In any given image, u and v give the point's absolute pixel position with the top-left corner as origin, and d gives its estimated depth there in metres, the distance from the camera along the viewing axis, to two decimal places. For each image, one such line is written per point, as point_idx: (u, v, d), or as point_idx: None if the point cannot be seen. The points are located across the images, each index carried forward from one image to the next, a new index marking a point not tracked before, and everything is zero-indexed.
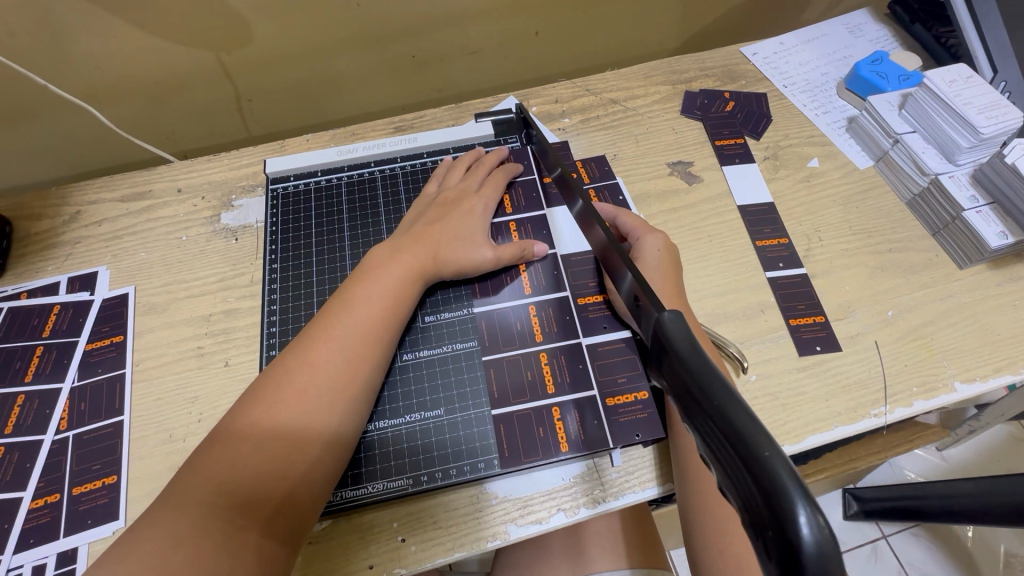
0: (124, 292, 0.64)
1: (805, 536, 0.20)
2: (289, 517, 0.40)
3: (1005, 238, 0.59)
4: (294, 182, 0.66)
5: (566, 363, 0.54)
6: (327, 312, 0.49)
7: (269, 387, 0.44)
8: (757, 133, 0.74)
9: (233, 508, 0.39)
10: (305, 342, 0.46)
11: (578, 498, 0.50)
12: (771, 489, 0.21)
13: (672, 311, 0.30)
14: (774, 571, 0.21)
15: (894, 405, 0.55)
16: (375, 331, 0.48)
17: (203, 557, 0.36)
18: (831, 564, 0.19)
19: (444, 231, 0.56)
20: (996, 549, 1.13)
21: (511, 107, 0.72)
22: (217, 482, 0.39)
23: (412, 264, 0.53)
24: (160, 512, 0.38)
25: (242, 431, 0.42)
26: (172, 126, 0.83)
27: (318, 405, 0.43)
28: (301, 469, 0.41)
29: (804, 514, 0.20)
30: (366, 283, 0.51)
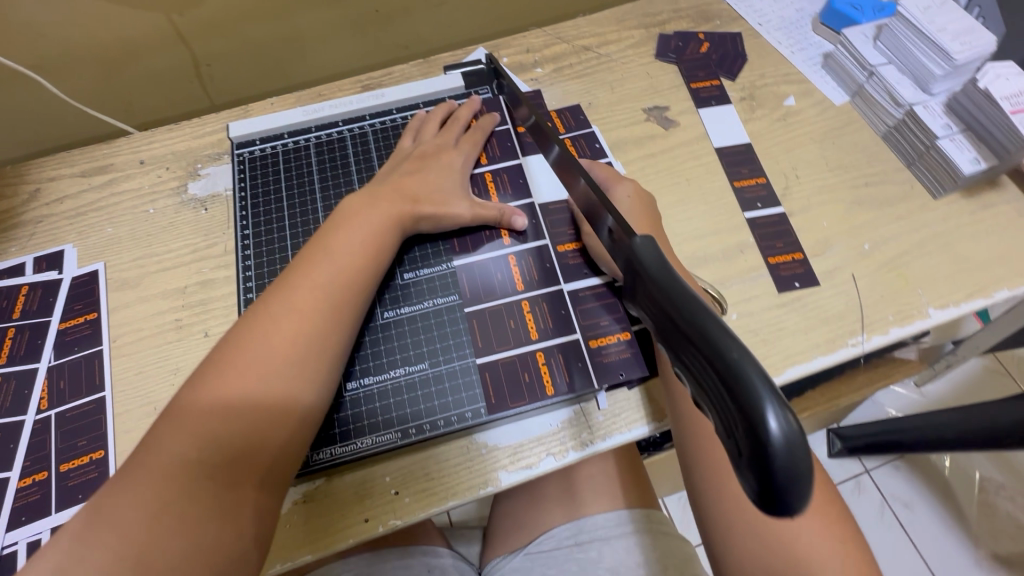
0: (94, 269, 0.62)
1: (775, 433, 0.20)
2: (270, 474, 0.41)
3: (978, 164, 0.60)
4: (260, 145, 0.64)
5: (549, 309, 0.54)
6: (303, 266, 0.47)
7: (247, 343, 0.43)
8: (733, 74, 0.73)
9: (220, 469, 0.39)
10: (281, 296, 0.45)
11: (567, 442, 0.51)
12: (741, 394, 0.21)
13: (643, 235, 0.29)
14: (746, 471, 0.21)
15: (871, 334, 0.57)
16: (353, 286, 0.47)
17: (192, 520, 0.37)
18: (800, 457, 0.20)
19: (420, 185, 0.55)
20: (971, 475, 1.18)
21: (481, 58, 0.70)
22: (201, 443, 0.39)
23: (386, 217, 0.52)
24: (136, 475, 0.37)
25: (217, 389, 0.41)
26: (129, 95, 0.79)
27: (300, 362, 0.43)
28: (284, 426, 0.41)
29: (774, 413, 0.20)
30: (341, 236, 0.49)
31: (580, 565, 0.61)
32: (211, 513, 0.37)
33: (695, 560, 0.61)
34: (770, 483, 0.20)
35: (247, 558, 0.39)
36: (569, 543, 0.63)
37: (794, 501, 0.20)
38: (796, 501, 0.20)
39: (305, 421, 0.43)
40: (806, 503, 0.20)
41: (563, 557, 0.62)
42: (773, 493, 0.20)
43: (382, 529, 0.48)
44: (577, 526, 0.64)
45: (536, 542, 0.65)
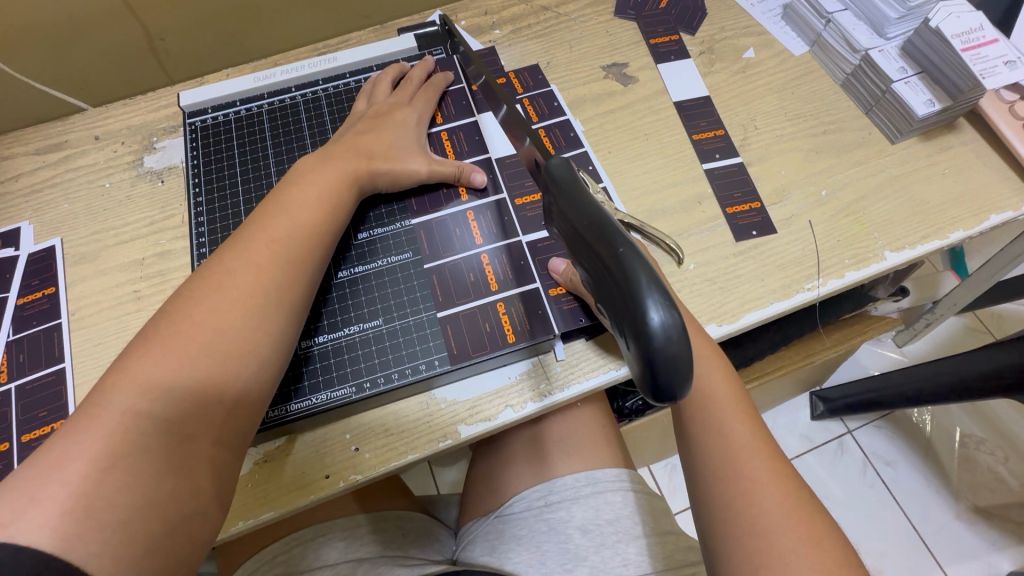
0: (50, 245, 0.62)
1: (657, 326, 0.27)
2: (226, 432, 0.40)
3: (932, 105, 0.60)
4: (213, 114, 0.63)
5: (508, 262, 0.54)
6: (258, 221, 0.46)
7: (202, 297, 0.42)
8: (692, 29, 0.72)
9: (174, 423, 0.37)
10: (237, 251, 0.44)
11: (525, 393, 0.51)
12: (633, 296, 0.27)
13: (562, 163, 0.34)
14: (636, 354, 0.28)
15: (827, 278, 0.57)
16: (310, 240, 0.47)
17: (145, 473, 0.35)
18: (675, 340, 0.27)
19: (376, 142, 0.55)
20: (952, 430, 1.19)
21: (436, 19, 0.69)
22: (154, 396, 0.37)
23: (341, 174, 0.51)
24: (80, 429, 0.36)
25: (166, 343, 0.39)
26: (83, 73, 0.77)
27: (257, 313, 0.42)
28: (240, 380, 0.41)
29: (655, 307, 0.27)
30: (297, 192, 0.49)
31: (548, 525, 0.61)
32: (166, 467, 0.36)
33: (664, 514, 0.63)
34: (653, 363, 0.27)
35: (203, 514, 0.38)
36: (538, 504, 0.63)
37: (674, 375, 0.27)
38: (676, 375, 0.27)
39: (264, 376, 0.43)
40: (683, 375, 0.27)
41: (532, 518, 0.62)
42: (655, 370, 0.27)
43: (342, 485, 0.48)
44: (546, 487, 0.64)
45: (507, 505, 0.66)
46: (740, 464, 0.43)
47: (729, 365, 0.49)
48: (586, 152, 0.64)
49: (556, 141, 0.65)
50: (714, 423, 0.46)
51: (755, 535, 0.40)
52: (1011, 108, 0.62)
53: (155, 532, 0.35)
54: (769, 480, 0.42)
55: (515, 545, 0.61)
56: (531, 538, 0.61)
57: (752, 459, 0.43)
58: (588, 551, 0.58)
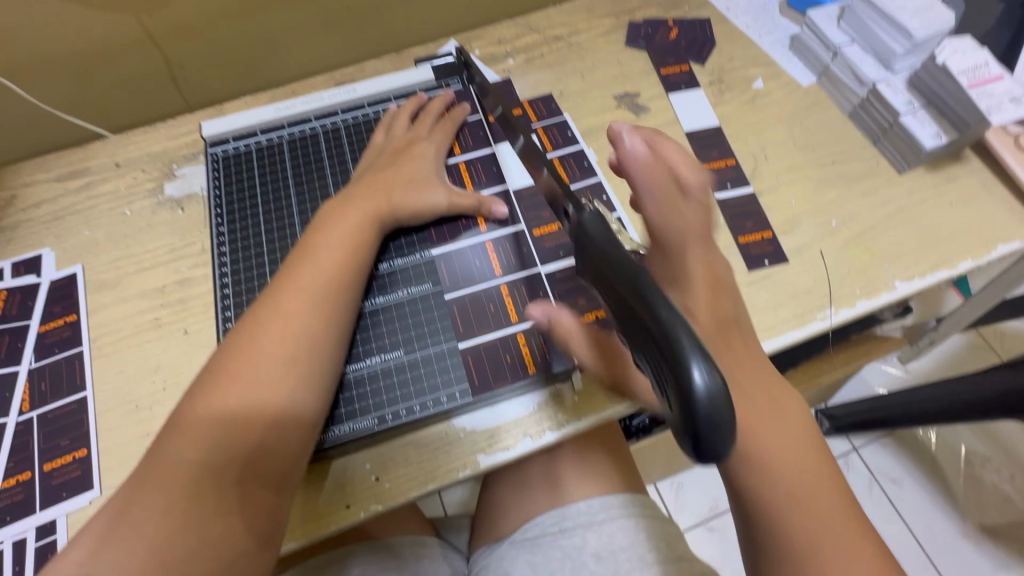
0: (72, 272, 0.62)
1: (701, 386, 0.27)
2: (265, 472, 0.41)
3: (939, 138, 0.61)
4: (234, 143, 0.64)
5: (527, 293, 0.55)
6: (289, 268, 0.48)
7: (241, 342, 0.44)
8: (701, 59, 0.74)
9: (220, 467, 0.39)
10: (271, 297, 0.46)
11: (544, 423, 0.52)
12: (674, 354, 0.28)
13: (596, 215, 0.36)
14: (679, 411, 0.28)
15: (839, 307, 0.58)
16: (341, 279, 0.49)
17: (197, 515, 0.38)
18: (718, 399, 0.27)
19: (397, 176, 0.56)
20: (957, 450, 1.19)
21: (451, 50, 0.70)
22: (205, 442, 0.39)
23: (364, 214, 0.52)
24: (140, 479, 0.38)
25: (209, 393, 0.41)
26: (103, 99, 0.78)
27: (291, 354, 0.44)
28: (276, 422, 0.42)
29: (699, 367, 0.27)
30: (325, 234, 0.50)
31: (563, 551, 0.61)
32: (214, 510, 0.38)
33: (678, 540, 0.63)
34: (699, 421, 0.27)
35: (248, 552, 0.39)
36: (552, 531, 0.64)
37: (717, 432, 0.27)
38: (719, 432, 0.27)
39: (302, 414, 0.43)
40: (726, 433, 0.27)
41: (547, 544, 0.63)
42: (699, 428, 0.27)
43: (364, 515, 0.49)
44: (560, 513, 0.65)
45: (521, 530, 0.66)
46: (809, 515, 0.37)
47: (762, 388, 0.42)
48: (600, 181, 0.65)
49: (570, 171, 0.66)
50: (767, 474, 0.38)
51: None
52: (1016, 140, 0.63)
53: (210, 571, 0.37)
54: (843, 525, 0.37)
55: (530, 572, 0.61)
56: (545, 565, 0.61)
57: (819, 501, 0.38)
58: None
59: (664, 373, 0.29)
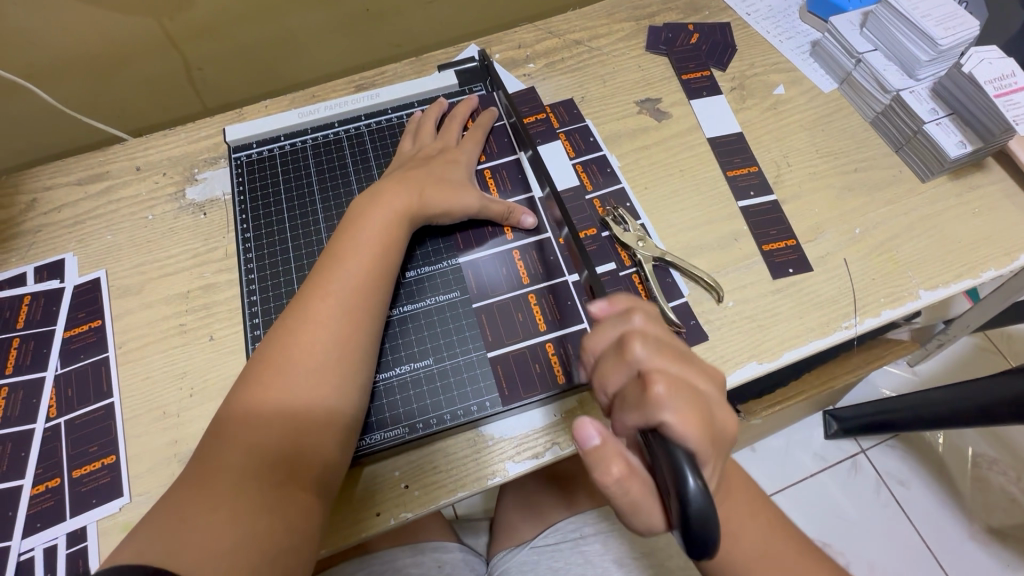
0: (95, 277, 0.62)
1: (693, 491, 0.32)
2: (308, 472, 0.42)
3: (964, 147, 0.61)
4: (257, 148, 0.64)
5: (555, 301, 0.55)
6: (319, 272, 0.49)
7: (277, 349, 0.45)
8: (723, 64, 0.74)
9: (265, 468, 0.40)
10: (300, 303, 0.47)
11: (572, 432, 0.52)
12: (670, 463, 0.33)
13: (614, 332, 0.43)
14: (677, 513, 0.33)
15: (864, 316, 0.58)
16: (369, 282, 0.49)
17: (242, 511, 0.38)
18: (706, 504, 0.32)
19: (428, 178, 0.56)
20: (964, 451, 1.20)
21: (473, 55, 0.70)
22: (247, 445, 0.41)
23: (391, 216, 0.52)
24: (191, 481, 0.40)
25: (251, 401, 0.43)
26: (122, 101, 0.78)
27: (324, 360, 0.45)
28: (316, 425, 0.43)
29: (691, 475, 0.33)
30: (352, 236, 0.50)
31: (585, 557, 0.61)
32: (261, 507, 0.39)
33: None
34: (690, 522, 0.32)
35: (294, 547, 0.39)
36: (573, 537, 0.64)
37: (705, 537, 0.32)
38: (709, 532, 0.33)
39: (337, 415, 0.44)
40: (713, 532, 0.32)
41: (568, 550, 0.63)
42: (691, 528, 0.32)
43: (394, 522, 0.49)
44: (580, 519, 0.65)
45: (541, 535, 0.65)
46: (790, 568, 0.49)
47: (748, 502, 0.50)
48: (623, 188, 0.65)
49: (593, 177, 0.66)
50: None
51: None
52: None
53: (257, 562, 0.37)
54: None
55: None
56: (567, 571, 0.61)
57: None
58: None
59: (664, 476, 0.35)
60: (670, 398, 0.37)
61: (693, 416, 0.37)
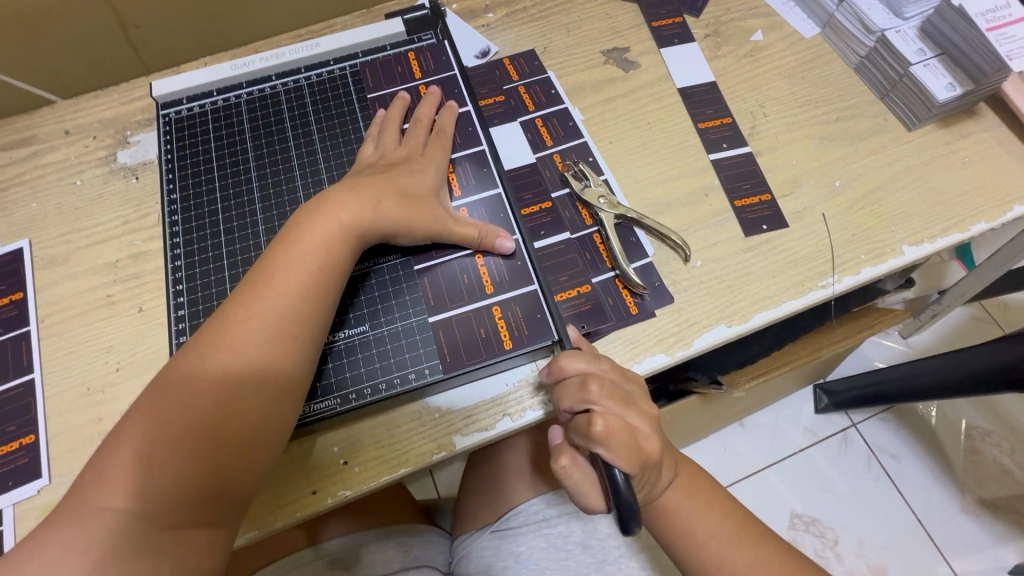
0: (18, 247, 0.58)
1: (620, 482, 0.38)
2: (215, 507, 0.40)
3: (953, 89, 0.56)
4: (188, 104, 0.60)
5: (504, 261, 0.51)
6: (249, 283, 0.44)
7: (189, 371, 0.41)
8: (696, 10, 0.68)
9: (162, 509, 0.38)
10: (221, 321, 0.43)
11: (523, 401, 0.48)
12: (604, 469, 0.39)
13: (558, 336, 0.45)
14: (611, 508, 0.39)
15: (842, 275, 0.54)
16: (302, 305, 0.44)
17: (122, 555, 0.36)
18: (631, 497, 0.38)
19: (385, 186, 0.49)
20: (958, 422, 1.17)
21: (425, 3, 0.65)
22: (140, 478, 0.38)
23: (339, 224, 0.46)
24: (67, 516, 0.37)
25: (153, 427, 0.39)
26: (51, 62, 0.71)
27: (244, 392, 0.41)
28: (233, 463, 0.40)
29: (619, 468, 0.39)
30: (288, 244, 0.45)
31: (547, 540, 0.58)
32: (149, 550, 0.36)
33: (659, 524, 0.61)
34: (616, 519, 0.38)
35: None
36: (535, 520, 0.60)
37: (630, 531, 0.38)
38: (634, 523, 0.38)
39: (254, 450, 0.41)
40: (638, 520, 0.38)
41: (529, 534, 0.59)
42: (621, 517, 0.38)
43: (331, 500, 0.46)
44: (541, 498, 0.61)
45: (502, 519, 0.62)
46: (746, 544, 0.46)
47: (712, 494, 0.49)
48: (586, 142, 0.60)
49: (553, 132, 0.61)
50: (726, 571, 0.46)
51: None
52: None
53: None
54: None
55: (513, 563, 0.58)
56: (529, 557, 0.58)
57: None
58: (589, 567, 0.57)
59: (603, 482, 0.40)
60: (607, 435, 0.39)
61: (625, 448, 0.39)
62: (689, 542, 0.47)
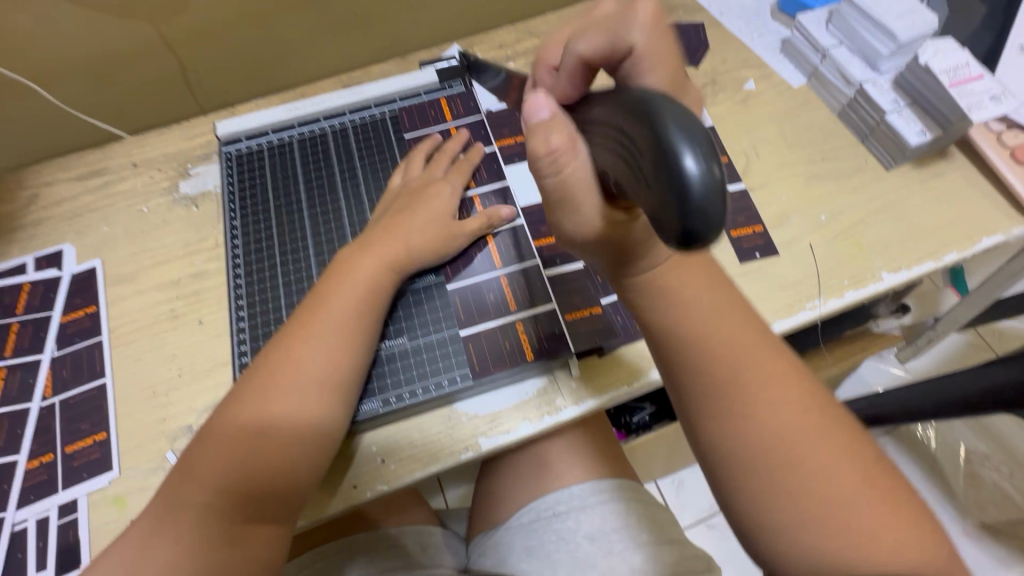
0: (92, 266, 0.65)
1: (690, 166, 0.26)
2: (276, 505, 0.45)
3: (923, 135, 0.64)
4: (247, 142, 0.68)
5: (526, 282, 0.58)
6: (308, 310, 0.51)
7: (256, 385, 0.48)
8: (695, 62, 0.77)
9: (233, 504, 0.44)
10: (284, 342, 0.50)
11: (541, 407, 0.54)
12: (649, 114, 0.29)
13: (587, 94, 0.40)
14: (670, 218, 0.27)
15: (828, 298, 0.60)
16: (353, 325, 0.51)
17: (202, 544, 0.42)
18: (711, 188, 0.27)
19: (414, 219, 0.57)
20: (957, 449, 1.19)
21: (455, 54, 0.74)
22: (219, 472, 0.44)
23: (382, 257, 0.54)
24: (160, 508, 0.43)
25: (228, 434, 0.46)
26: (121, 103, 0.81)
27: (301, 402, 0.47)
28: (291, 465, 0.46)
29: (691, 156, 0.27)
30: (340, 276, 0.53)
31: (558, 534, 0.64)
32: (223, 541, 0.42)
33: (663, 525, 0.65)
34: (675, 227, 0.27)
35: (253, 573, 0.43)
36: (547, 514, 0.66)
37: (698, 233, 0.27)
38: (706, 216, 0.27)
39: (311, 452, 0.47)
40: (713, 219, 0.27)
41: (542, 527, 0.65)
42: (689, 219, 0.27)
43: (370, 494, 0.51)
44: (554, 496, 0.67)
45: (517, 514, 0.68)
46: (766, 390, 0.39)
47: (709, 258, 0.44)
48: None
49: None
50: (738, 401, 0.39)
51: (829, 537, 0.36)
52: (999, 138, 0.65)
53: None
54: (830, 476, 0.37)
55: (529, 554, 0.64)
56: (541, 548, 0.64)
57: (805, 449, 0.38)
58: (596, 558, 0.61)
59: (641, 156, 0.29)
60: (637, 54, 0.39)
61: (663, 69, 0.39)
62: (685, 348, 0.40)
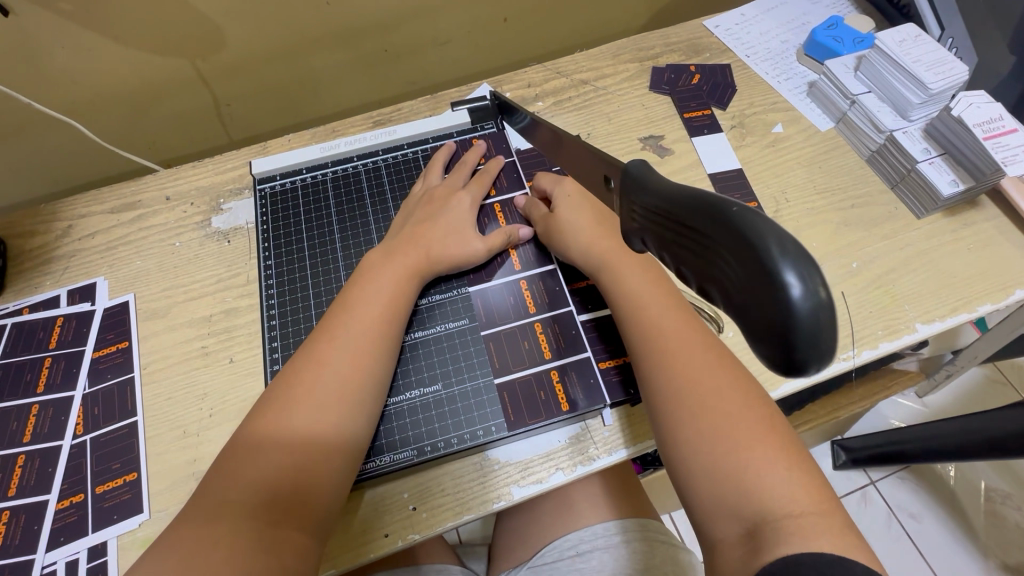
0: (124, 300, 0.66)
1: (799, 298, 0.25)
2: (306, 510, 0.44)
3: (956, 186, 0.64)
4: (281, 180, 0.70)
5: (561, 330, 0.58)
6: (333, 315, 0.52)
7: (283, 389, 0.48)
8: (723, 103, 0.77)
9: (264, 508, 0.42)
10: (310, 346, 0.51)
11: (575, 457, 0.54)
12: (743, 232, 0.27)
13: (638, 166, 0.38)
14: (775, 349, 0.26)
15: (861, 348, 0.60)
16: (376, 328, 0.52)
17: (234, 548, 0.40)
18: (822, 317, 0.25)
19: (433, 230, 0.59)
20: (977, 484, 1.17)
21: (485, 94, 0.75)
22: (250, 474, 0.44)
23: (406, 265, 0.56)
24: (191, 515, 0.42)
25: (256, 437, 0.46)
26: (154, 133, 0.84)
27: (325, 399, 0.47)
28: (318, 466, 0.45)
29: (797, 282, 0.25)
30: (365, 284, 0.54)
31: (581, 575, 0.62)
32: (257, 545, 0.41)
33: (691, 568, 0.62)
34: (781, 356, 0.26)
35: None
36: (569, 554, 0.64)
37: (810, 361, 0.26)
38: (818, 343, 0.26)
39: (336, 452, 0.46)
40: (825, 347, 0.26)
41: (564, 567, 0.63)
42: (796, 350, 0.26)
43: (401, 543, 0.51)
44: (577, 537, 0.66)
45: (539, 555, 0.67)
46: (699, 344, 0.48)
47: (661, 276, 0.53)
48: None
49: None
50: (668, 364, 0.47)
51: (726, 477, 0.41)
52: None
53: None
54: (728, 416, 0.43)
55: None
56: None
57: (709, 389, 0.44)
58: None
59: (737, 279, 0.28)
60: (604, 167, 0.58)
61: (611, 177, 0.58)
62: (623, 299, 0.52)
